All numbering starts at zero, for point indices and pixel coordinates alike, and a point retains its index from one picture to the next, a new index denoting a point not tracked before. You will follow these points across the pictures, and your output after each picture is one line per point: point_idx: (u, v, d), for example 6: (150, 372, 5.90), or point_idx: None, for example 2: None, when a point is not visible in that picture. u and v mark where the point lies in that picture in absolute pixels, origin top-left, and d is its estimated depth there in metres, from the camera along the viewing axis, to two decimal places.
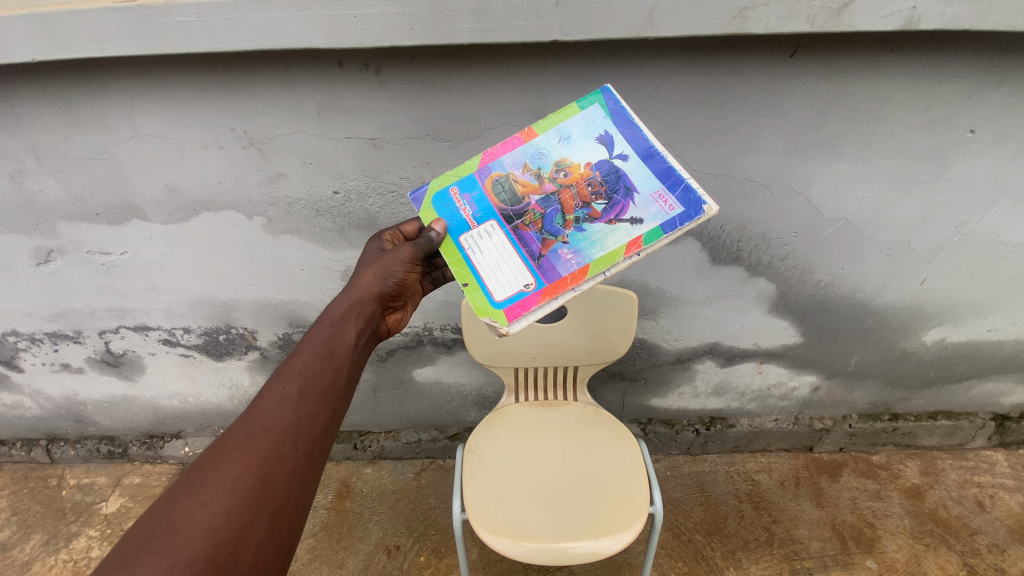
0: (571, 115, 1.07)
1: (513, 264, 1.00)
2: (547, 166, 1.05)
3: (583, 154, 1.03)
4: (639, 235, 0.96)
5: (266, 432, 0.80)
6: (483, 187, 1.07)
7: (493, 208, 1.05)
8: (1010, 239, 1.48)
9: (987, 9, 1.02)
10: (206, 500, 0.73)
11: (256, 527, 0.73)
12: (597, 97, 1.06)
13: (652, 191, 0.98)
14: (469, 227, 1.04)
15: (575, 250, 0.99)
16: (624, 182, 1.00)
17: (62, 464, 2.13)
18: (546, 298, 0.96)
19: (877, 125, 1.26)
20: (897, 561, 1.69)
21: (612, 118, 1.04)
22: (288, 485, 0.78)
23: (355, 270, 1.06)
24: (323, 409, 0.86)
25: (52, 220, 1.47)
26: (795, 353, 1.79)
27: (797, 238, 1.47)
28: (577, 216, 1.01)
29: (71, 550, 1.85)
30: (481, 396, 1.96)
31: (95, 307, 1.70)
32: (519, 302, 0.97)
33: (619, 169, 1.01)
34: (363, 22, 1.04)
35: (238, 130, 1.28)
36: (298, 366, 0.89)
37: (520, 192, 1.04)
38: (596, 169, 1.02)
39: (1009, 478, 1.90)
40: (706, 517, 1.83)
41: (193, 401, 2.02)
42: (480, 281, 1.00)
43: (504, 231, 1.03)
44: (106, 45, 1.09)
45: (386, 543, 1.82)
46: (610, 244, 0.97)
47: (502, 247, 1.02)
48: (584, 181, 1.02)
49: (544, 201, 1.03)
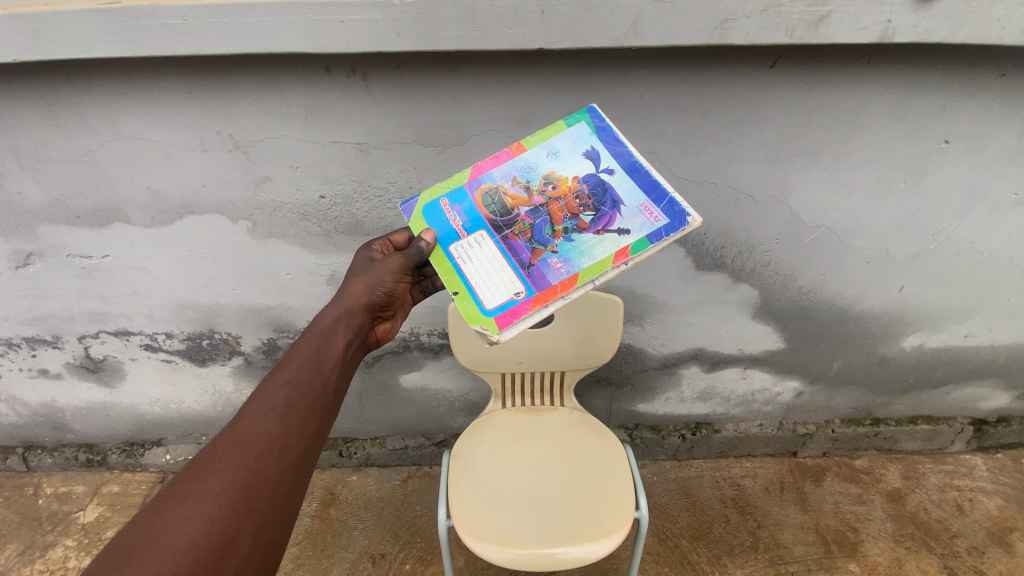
0: (558, 132, 1.10)
1: (503, 272, 1.00)
2: (536, 179, 1.06)
3: (570, 170, 1.05)
4: (626, 245, 0.97)
5: (253, 443, 0.79)
6: (473, 199, 1.07)
7: (483, 218, 1.05)
8: (984, 246, 1.52)
9: (959, 23, 1.05)
10: (189, 512, 0.71)
11: (240, 539, 0.73)
12: (584, 115, 1.10)
13: (638, 203, 1.00)
14: (459, 237, 1.05)
15: (564, 259, 0.99)
16: (610, 195, 1.02)
17: (39, 472, 2.09)
18: (538, 306, 0.96)
19: (856, 134, 1.29)
20: (878, 564, 1.71)
21: (598, 135, 1.07)
22: (273, 498, 0.77)
23: (346, 279, 1.06)
24: (311, 420, 0.86)
25: (32, 222, 1.45)
26: (778, 358, 1.82)
27: (778, 245, 1.49)
28: (565, 227, 1.02)
29: (47, 560, 1.81)
30: (468, 401, 1.95)
31: (75, 311, 1.67)
32: (510, 310, 0.97)
33: (605, 183, 1.03)
34: (349, 27, 1.05)
35: (224, 134, 1.28)
36: (286, 376, 0.89)
37: (510, 204, 1.05)
38: (584, 184, 1.03)
39: (987, 481, 1.94)
40: (691, 522, 1.84)
41: (175, 407, 1.99)
42: (469, 289, 1.00)
43: (494, 240, 1.03)
44: (90, 46, 1.08)
45: (371, 551, 1.80)
46: (599, 253, 0.98)
47: (493, 256, 1.02)
48: (572, 194, 1.03)
49: (533, 211, 1.04)
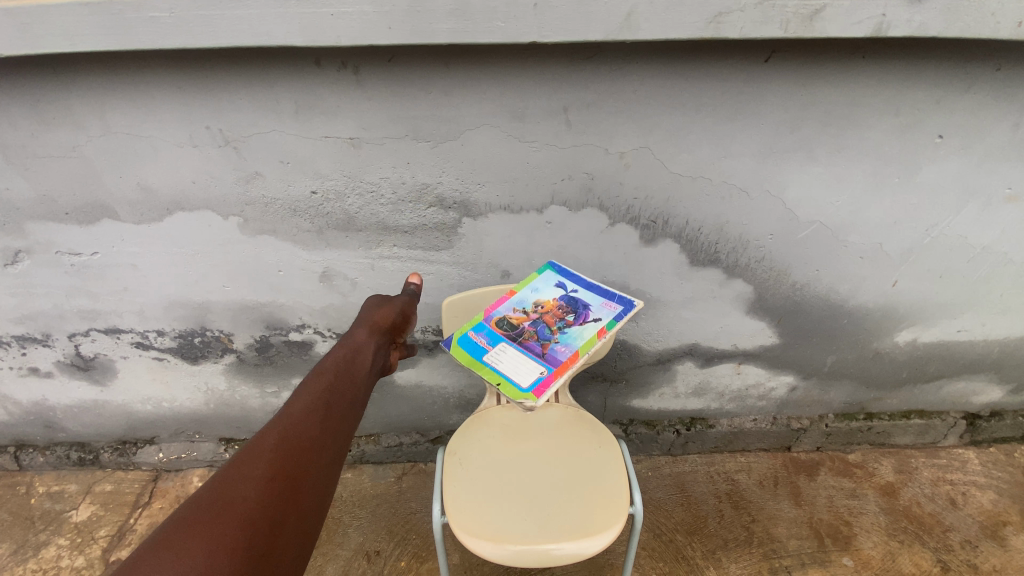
0: (534, 279, 1.37)
1: (525, 360, 1.16)
2: (528, 305, 1.28)
3: (548, 293, 1.31)
4: (604, 324, 1.20)
5: (297, 437, 0.81)
6: (489, 327, 1.25)
7: (499, 336, 1.22)
8: (978, 241, 1.52)
9: (954, 17, 1.05)
10: (242, 496, 0.72)
11: (285, 527, 0.72)
12: (549, 267, 1.40)
13: (601, 301, 1.27)
14: (485, 349, 1.20)
15: (566, 343, 1.17)
16: (581, 303, 1.27)
17: (31, 471, 2.08)
18: (560, 376, 1.11)
19: (850, 129, 1.28)
20: (872, 558, 1.72)
21: (562, 274, 1.38)
22: (316, 491, 0.77)
23: (362, 311, 1.15)
24: (347, 422, 0.88)
25: (20, 220, 1.43)
26: (772, 354, 1.82)
27: (773, 240, 1.49)
28: (557, 330, 1.21)
29: (39, 559, 1.79)
30: (463, 398, 1.94)
31: (65, 309, 1.65)
32: (540, 383, 1.11)
33: (577, 296, 1.29)
34: (340, 20, 1.03)
35: (213, 129, 1.26)
36: (324, 381, 0.92)
37: (515, 323, 1.24)
38: (560, 300, 1.29)
39: (980, 475, 1.95)
40: (686, 517, 1.84)
41: (167, 406, 1.97)
42: (495, 378, 1.13)
43: (512, 347, 1.19)
44: (77, 40, 1.06)
45: (366, 548, 1.79)
46: (586, 334, 1.19)
47: (514, 354, 1.17)
48: (556, 308, 1.28)
49: (534, 324, 1.23)
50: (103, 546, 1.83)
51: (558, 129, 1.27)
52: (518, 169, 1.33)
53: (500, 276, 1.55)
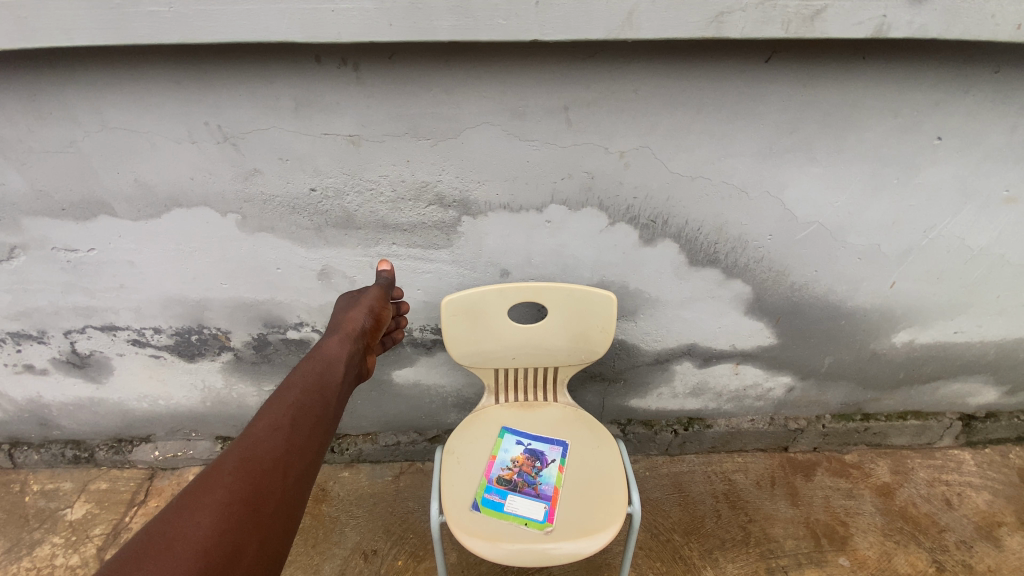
0: (496, 439, 1.52)
1: (527, 500, 1.34)
2: (506, 462, 1.45)
3: (518, 448, 1.49)
4: (562, 460, 1.46)
5: (262, 457, 0.83)
6: (491, 489, 1.37)
7: (497, 485, 1.38)
8: (975, 243, 1.53)
9: (954, 19, 1.05)
10: (200, 521, 0.73)
11: (246, 549, 0.74)
12: (506, 431, 1.55)
13: (550, 443, 1.51)
14: (499, 501, 1.34)
15: (546, 480, 1.40)
16: (540, 451, 1.49)
17: (25, 468, 2.07)
18: (558, 505, 1.33)
19: (850, 130, 1.29)
20: (868, 558, 1.72)
21: (513, 429, 1.56)
22: (276, 513, 0.80)
23: (335, 319, 1.22)
24: (312, 441, 0.91)
25: (16, 215, 1.42)
26: (770, 354, 1.82)
27: (772, 241, 1.49)
28: (537, 474, 1.42)
29: (34, 558, 1.78)
30: (461, 397, 1.93)
31: (61, 305, 1.64)
32: (548, 513, 1.31)
33: (534, 446, 1.50)
34: (340, 16, 1.03)
35: (212, 125, 1.25)
36: (290, 399, 0.95)
37: (506, 478, 1.41)
38: (531, 452, 1.48)
39: (975, 476, 1.96)
40: (684, 517, 1.85)
41: (163, 403, 1.96)
42: (518, 520, 1.30)
43: (514, 494, 1.36)
44: (74, 34, 1.05)
45: (363, 547, 1.79)
46: (554, 470, 1.43)
47: (523, 502, 1.34)
48: (526, 460, 1.46)
49: (518, 475, 1.42)
50: (98, 544, 1.82)
51: (559, 128, 1.26)
52: (518, 168, 1.33)
53: (500, 275, 1.55)
